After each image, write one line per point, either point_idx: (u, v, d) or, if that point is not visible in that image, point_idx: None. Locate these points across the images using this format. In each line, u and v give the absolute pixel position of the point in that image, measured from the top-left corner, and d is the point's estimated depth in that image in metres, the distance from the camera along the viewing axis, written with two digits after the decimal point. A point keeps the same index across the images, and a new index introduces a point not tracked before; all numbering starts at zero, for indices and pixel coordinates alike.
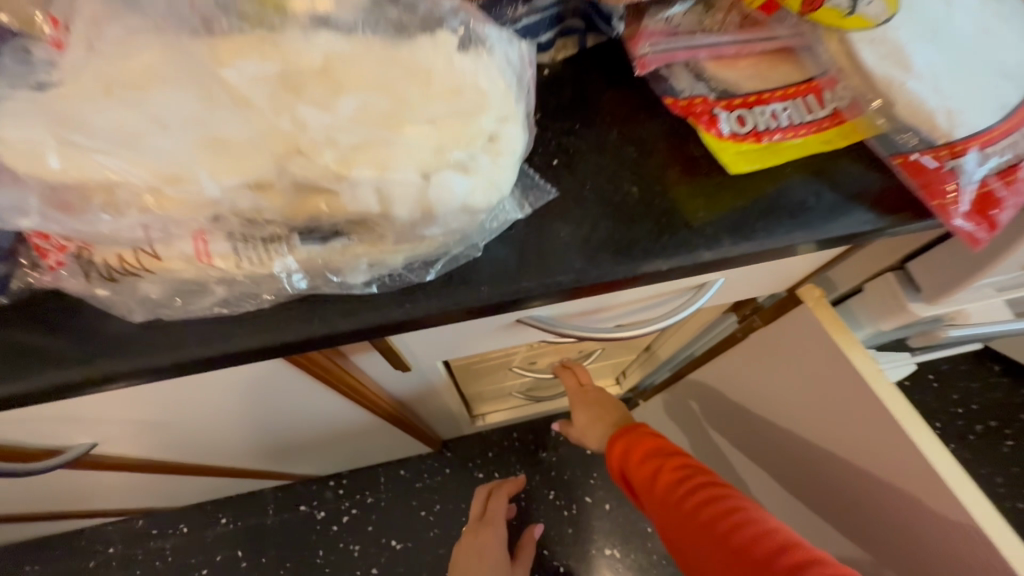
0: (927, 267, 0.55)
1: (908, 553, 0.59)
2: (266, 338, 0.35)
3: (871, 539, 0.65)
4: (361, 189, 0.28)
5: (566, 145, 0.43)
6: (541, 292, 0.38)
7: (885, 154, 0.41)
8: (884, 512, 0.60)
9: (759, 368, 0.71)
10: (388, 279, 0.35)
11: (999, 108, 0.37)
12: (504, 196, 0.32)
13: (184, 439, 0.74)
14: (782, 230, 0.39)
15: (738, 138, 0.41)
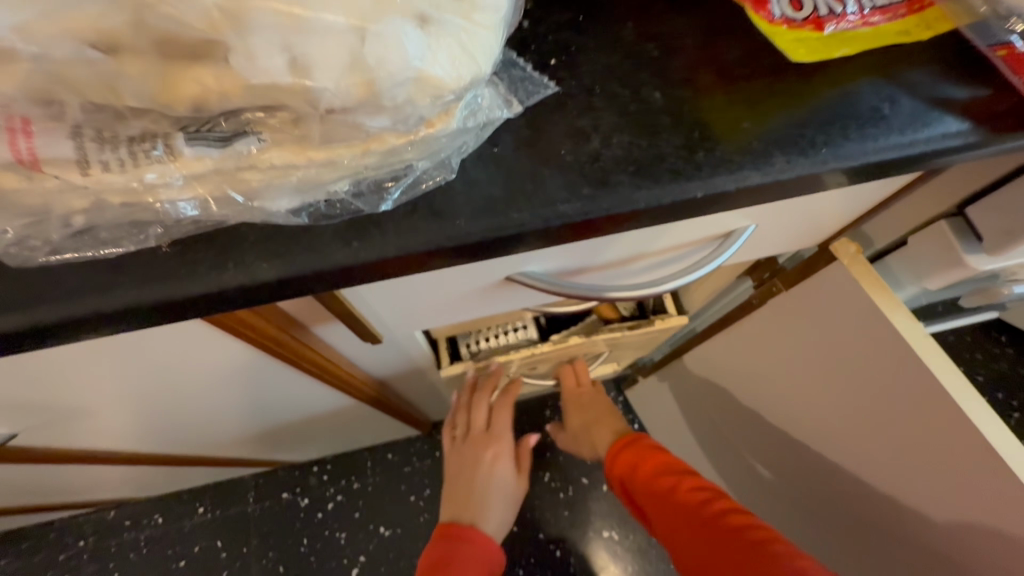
0: (988, 211, 0.46)
1: (934, 539, 0.53)
2: (153, 293, 0.25)
3: (892, 542, 0.59)
4: (260, 42, 0.18)
5: (567, 44, 0.34)
6: (545, 228, 0.28)
7: (983, 45, 0.32)
8: (911, 496, 0.54)
9: (783, 343, 0.64)
10: (325, 207, 0.26)
11: None
12: (483, 76, 0.22)
13: (136, 427, 0.64)
14: (855, 144, 0.30)
15: (793, 26, 0.32)
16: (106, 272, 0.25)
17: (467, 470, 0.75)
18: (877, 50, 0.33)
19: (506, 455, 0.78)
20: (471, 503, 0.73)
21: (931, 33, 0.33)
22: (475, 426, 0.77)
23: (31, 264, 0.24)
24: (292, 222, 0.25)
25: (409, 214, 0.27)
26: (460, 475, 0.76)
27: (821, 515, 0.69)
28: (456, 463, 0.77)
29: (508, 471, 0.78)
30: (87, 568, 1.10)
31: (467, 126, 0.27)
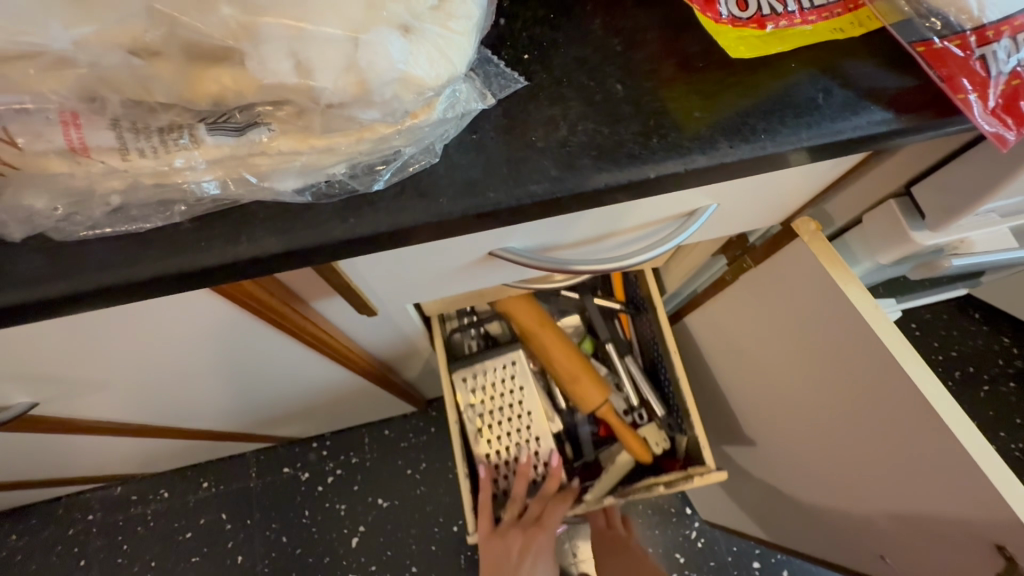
0: (929, 190, 0.51)
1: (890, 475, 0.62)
2: (177, 262, 0.29)
3: (866, 489, 0.66)
4: (271, 49, 0.22)
5: (539, 41, 0.37)
6: (519, 208, 0.32)
7: (906, 41, 0.35)
8: (873, 441, 0.61)
9: (759, 310, 0.71)
10: (326, 187, 0.30)
11: None
12: (460, 75, 0.26)
13: (147, 401, 0.69)
14: (790, 130, 0.34)
15: (739, 24, 0.36)
16: (136, 246, 0.29)
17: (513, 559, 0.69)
18: (818, 45, 0.37)
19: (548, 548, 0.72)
20: None
21: (863, 29, 0.37)
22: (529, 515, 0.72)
23: (72, 238, 0.28)
24: (297, 201, 0.29)
25: (399, 194, 0.31)
26: (503, 565, 0.69)
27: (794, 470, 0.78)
28: (496, 548, 0.70)
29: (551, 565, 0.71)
30: (97, 541, 1.16)
31: (447, 117, 0.31)
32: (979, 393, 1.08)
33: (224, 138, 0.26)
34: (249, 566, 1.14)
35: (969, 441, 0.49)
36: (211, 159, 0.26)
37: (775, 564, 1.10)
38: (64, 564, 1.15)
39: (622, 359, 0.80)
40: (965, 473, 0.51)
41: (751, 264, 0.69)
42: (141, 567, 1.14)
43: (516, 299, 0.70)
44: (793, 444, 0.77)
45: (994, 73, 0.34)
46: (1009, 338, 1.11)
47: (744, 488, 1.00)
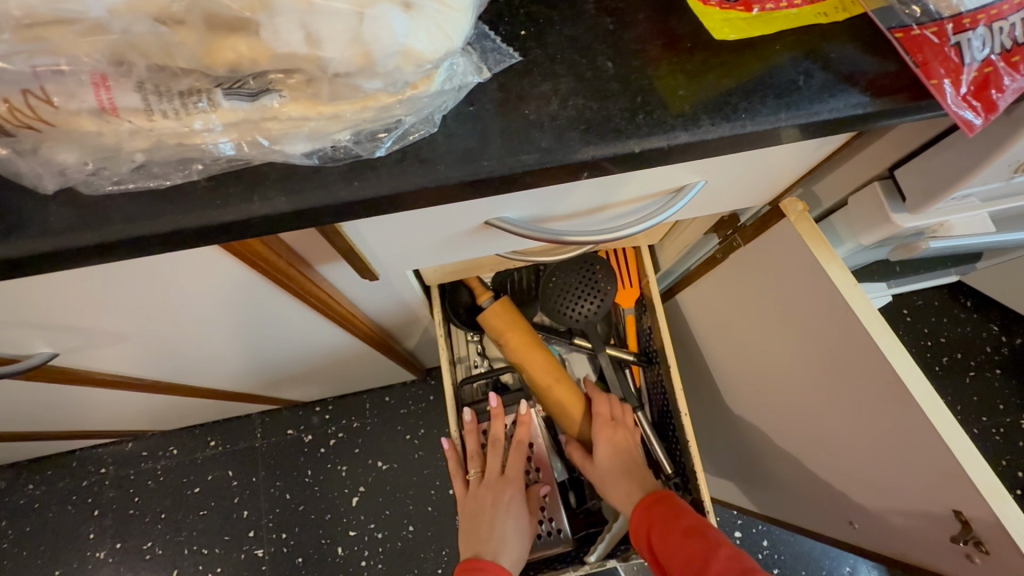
0: (911, 173, 0.53)
1: (861, 447, 0.65)
2: (195, 217, 0.31)
3: (839, 453, 0.70)
4: (283, 21, 0.24)
5: (536, 17, 0.39)
6: (511, 178, 0.35)
7: (885, 27, 0.37)
8: (848, 413, 0.65)
9: (746, 287, 0.74)
10: (333, 151, 0.32)
11: None
12: (456, 49, 0.28)
13: (161, 357, 0.73)
14: (770, 111, 0.36)
15: (726, 6, 0.38)
16: (157, 201, 0.31)
17: (486, 510, 0.78)
18: (801, 29, 0.39)
19: (520, 499, 0.79)
20: (490, 540, 0.75)
21: (846, 15, 0.39)
22: (489, 470, 0.81)
23: (102, 192, 0.31)
24: (305, 163, 0.32)
25: (399, 160, 0.33)
26: (478, 516, 0.78)
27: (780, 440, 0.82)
28: (473, 504, 0.79)
29: (523, 518, 0.78)
30: (110, 492, 1.22)
31: (445, 89, 0.33)
32: (964, 378, 1.11)
33: (236, 104, 0.28)
34: (254, 520, 1.20)
35: (935, 414, 0.53)
36: (227, 123, 0.29)
37: (756, 533, 1.16)
38: (78, 514, 1.21)
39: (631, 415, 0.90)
40: (929, 443, 0.54)
41: (740, 244, 0.72)
42: (152, 518, 1.20)
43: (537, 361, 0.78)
44: (772, 418, 0.81)
45: (967, 60, 0.35)
46: (999, 326, 1.13)
47: (728, 459, 1.05)
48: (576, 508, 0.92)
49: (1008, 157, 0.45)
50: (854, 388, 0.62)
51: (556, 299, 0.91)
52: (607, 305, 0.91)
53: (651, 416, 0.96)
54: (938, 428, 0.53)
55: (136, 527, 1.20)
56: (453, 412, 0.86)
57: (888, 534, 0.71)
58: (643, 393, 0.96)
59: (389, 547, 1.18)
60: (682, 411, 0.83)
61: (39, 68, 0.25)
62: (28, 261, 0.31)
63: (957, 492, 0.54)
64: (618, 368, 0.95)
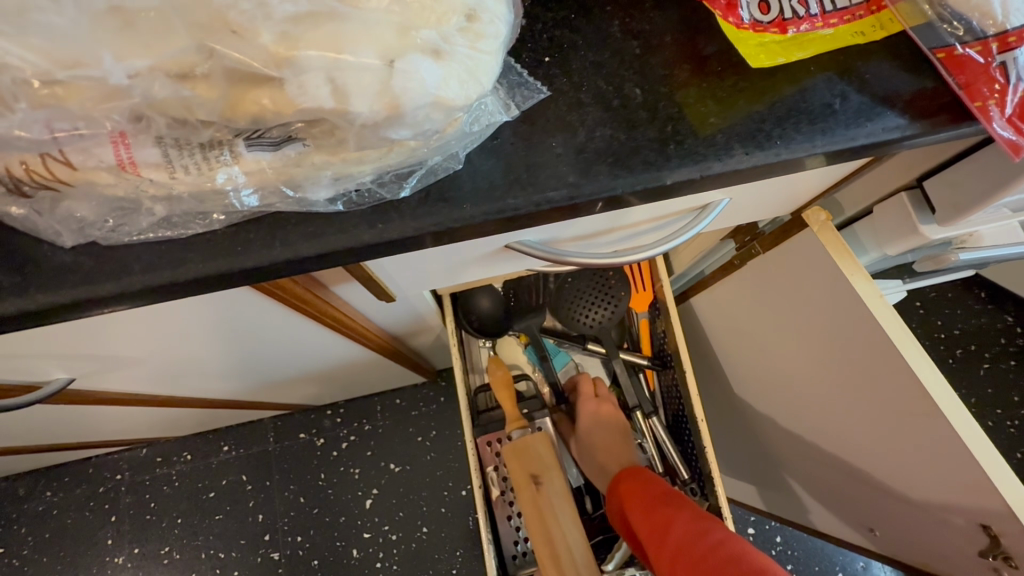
0: (941, 185, 0.51)
1: (885, 457, 0.64)
2: (218, 264, 0.31)
3: (860, 461, 0.69)
4: (309, 76, 0.23)
5: (558, 41, 0.38)
6: (536, 212, 0.34)
7: (926, 47, 0.36)
8: (872, 424, 0.63)
9: (764, 295, 0.72)
10: (355, 196, 0.31)
11: None
12: (485, 92, 0.27)
13: (175, 375, 0.72)
14: (805, 137, 0.35)
15: (759, 28, 0.36)
16: (178, 249, 0.31)
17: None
18: (837, 50, 0.37)
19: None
20: None
21: (884, 33, 0.37)
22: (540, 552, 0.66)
23: (119, 243, 0.30)
24: (328, 209, 0.31)
25: (423, 200, 0.33)
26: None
27: (800, 446, 0.81)
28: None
29: None
30: (125, 498, 1.22)
31: (471, 130, 0.32)
32: (978, 371, 1.09)
33: (256, 157, 0.27)
34: (269, 523, 1.21)
35: (966, 432, 0.52)
36: (249, 176, 0.28)
37: (769, 530, 1.15)
38: (96, 520, 1.22)
39: (646, 420, 0.89)
40: (957, 458, 0.54)
41: (758, 252, 0.70)
42: (168, 523, 1.21)
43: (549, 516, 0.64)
44: (791, 424, 0.80)
45: (1013, 79, 0.34)
46: (1014, 317, 1.11)
47: (742, 459, 1.04)
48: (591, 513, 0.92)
49: None
50: (879, 402, 0.60)
51: (569, 305, 0.90)
52: (620, 311, 0.90)
53: (666, 420, 0.95)
54: (969, 445, 0.52)
55: (153, 532, 1.21)
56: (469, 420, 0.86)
57: (910, 541, 0.71)
58: (657, 398, 0.95)
59: (404, 548, 1.19)
60: (699, 418, 0.81)
61: (59, 134, 0.25)
62: (46, 313, 0.30)
63: (988, 509, 0.53)
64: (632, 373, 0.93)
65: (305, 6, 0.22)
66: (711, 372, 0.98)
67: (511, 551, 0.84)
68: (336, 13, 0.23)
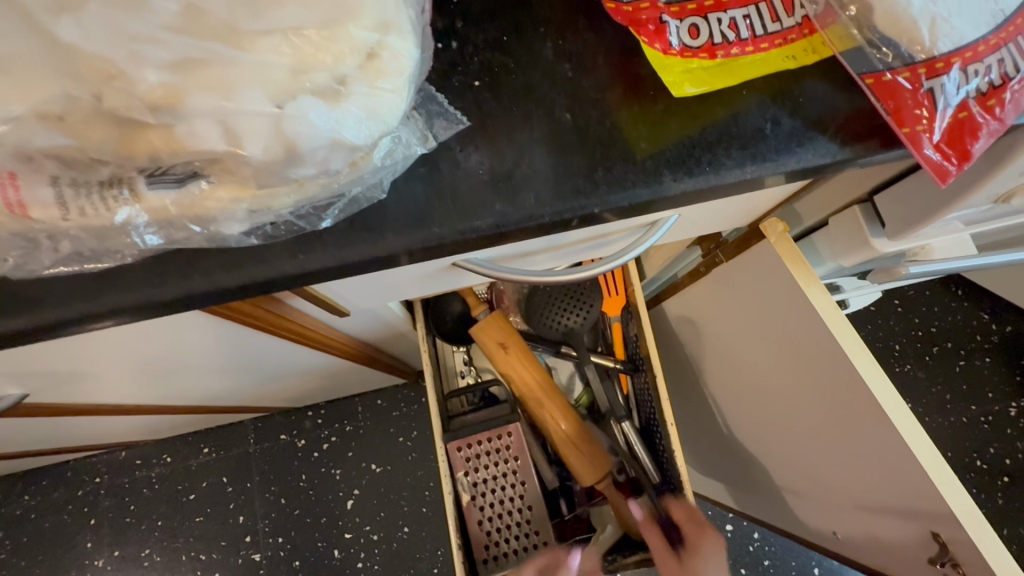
0: (890, 201, 0.51)
1: (837, 461, 0.65)
2: (140, 294, 0.31)
3: (816, 463, 0.70)
4: (198, 121, 0.23)
5: (490, 64, 0.37)
6: (463, 241, 0.33)
7: (856, 73, 0.36)
8: (827, 430, 0.64)
9: (728, 304, 0.72)
10: (271, 230, 0.31)
11: (993, 17, 0.32)
12: (392, 127, 0.27)
13: (140, 386, 0.70)
14: (733, 165, 0.35)
15: (688, 54, 0.36)
16: (96, 282, 0.31)
17: None
18: (768, 75, 0.36)
19: None
20: None
21: (816, 57, 0.37)
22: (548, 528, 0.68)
23: (35, 276, 0.30)
24: (244, 243, 0.31)
25: (347, 229, 0.32)
26: None
27: (763, 450, 0.82)
28: None
29: None
30: (105, 501, 1.20)
31: (384, 164, 0.31)
32: (954, 368, 1.10)
33: (157, 195, 0.27)
34: (250, 525, 1.19)
35: (912, 438, 0.52)
36: (154, 214, 0.27)
37: (745, 526, 1.16)
38: (76, 523, 1.20)
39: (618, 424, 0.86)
40: (903, 465, 0.54)
41: (721, 260, 0.70)
42: (149, 525, 1.19)
43: (548, 395, 0.81)
44: (753, 427, 0.81)
45: (941, 105, 0.33)
46: (990, 315, 1.12)
47: (714, 461, 1.05)
48: (565, 515, 0.87)
49: (1000, 179, 0.42)
50: (832, 408, 0.61)
51: (542, 312, 0.90)
52: (593, 317, 0.89)
53: (639, 424, 0.92)
54: (915, 452, 0.52)
55: (133, 534, 1.19)
56: (439, 425, 0.81)
57: (873, 548, 0.71)
58: (631, 401, 0.92)
59: (386, 548, 1.17)
60: (669, 422, 0.79)
61: None
62: None
63: (936, 518, 0.54)
64: (605, 377, 0.89)
65: (182, 51, 0.22)
66: (681, 374, 0.99)
67: (481, 556, 0.78)
68: (223, 56, 0.22)
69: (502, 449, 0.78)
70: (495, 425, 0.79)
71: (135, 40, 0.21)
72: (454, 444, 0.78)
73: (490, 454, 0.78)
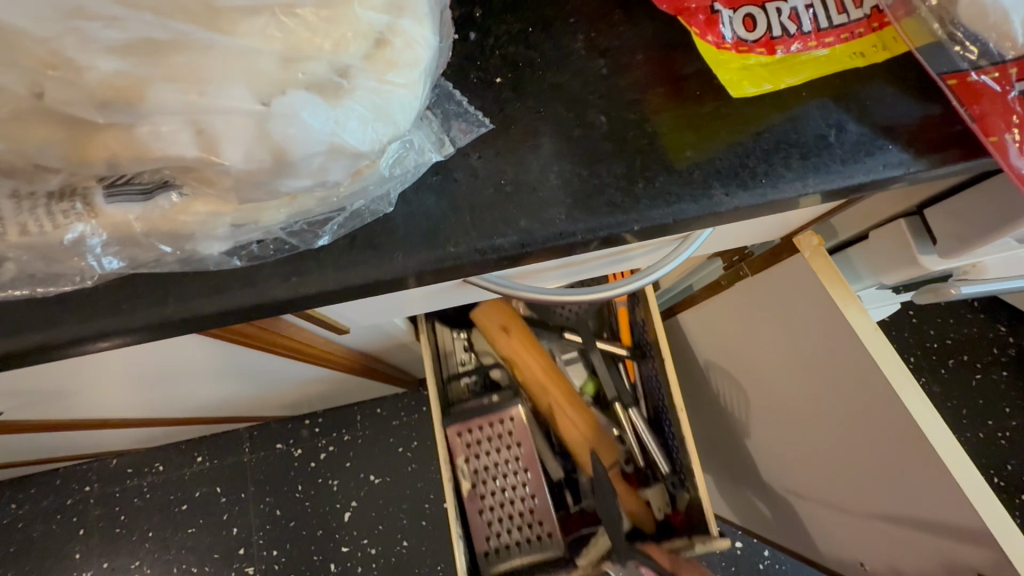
0: (944, 216, 0.47)
1: (868, 498, 0.60)
2: (105, 322, 0.26)
3: (842, 498, 0.65)
4: (162, 121, 0.18)
5: (513, 59, 0.33)
6: (481, 262, 0.29)
7: (936, 73, 0.31)
8: (857, 462, 0.59)
9: (748, 323, 0.68)
10: (259, 249, 0.27)
11: None
12: (403, 131, 0.22)
13: (124, 400, 0.66)
14: (794, 177, 0.30)
15: (743, 48, 0.31)
16: (54, 307, 0.26)
17: None
18: (831, 75, 0.32)
19: None
20: None
21: (886, 55, 0.32)
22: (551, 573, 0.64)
23: None
24: (225, 264, 0.26)
25: (347, 248, 0.28)
26: None
27: (778, 479, 0.77)
28: None
29: None
30: (95, 510, 1.13)
31: (390, 175, 0.26)
32: (970, 382, 1.05)
33: (119, 211, 0.22)
34: (244, 537, 1.13)
35: (967, 479, 0.47)
36: (117, 234, 0.23)
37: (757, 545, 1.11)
38: (64, 532, 1.13)
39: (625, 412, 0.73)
40: (950, 509, 0.49)
41: (745, 274, 0.64)
42: (138, 538, 1.12)
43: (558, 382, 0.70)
44: (767, 454, 0.77)
45: None
46: (1007, 327, 1.07)
47: (722, 483, 0.99)
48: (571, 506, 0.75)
49: None
50: (866, 440, 0.56)
51: None
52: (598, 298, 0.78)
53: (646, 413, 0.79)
54: (971, 498, 0.46)
55: (123, 545, 1.12)
56: (434, 409, 0.69)
57: None
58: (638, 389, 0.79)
59: (384, 563, 1.11)
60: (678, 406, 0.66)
61: None
62: None
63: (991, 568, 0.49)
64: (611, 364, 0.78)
65: (140, 31, 0.17)
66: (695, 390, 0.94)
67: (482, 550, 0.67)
68: (195, 38, 0.18)
69: (505, 434, 0.67)
70: (497, 408, 0.68)
71: (79, 16, 0.17)
72: (454, 429, 0.66)
73: (491, 441, 0.67)
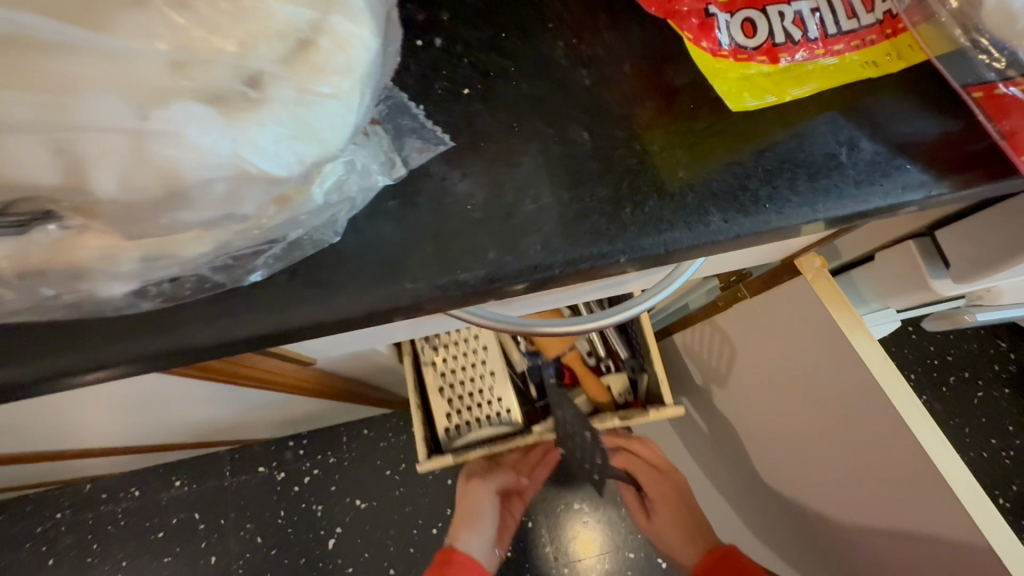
0: (957, 239, 0.43)
1: (886, 557, 0.51)
2: (7, 373, 0.23)
3: (855, 555, 0.56)
4: (18, 139, 0.15)
5: (484, 69, 0.29)
6: (443, 299, 0.25)
7: (958, 84, 0.27)
8: (870, 514, 0.50)
9: (744, 349, 0.59)
10: (177, 288, 0.23)
11: None
12: (336, 151, 0.20)
13: (78, 439, 0.59)
14: (801, 202, 0.26)
15: (742, 56, 0.28)
16: None
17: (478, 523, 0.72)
18: (840, 86, 0.29)
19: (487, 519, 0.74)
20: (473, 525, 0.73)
21: (904, 63, 0.29)
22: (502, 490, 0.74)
23: None
24: (133, 304, 0.22)
25: (286, 284, 0.24)
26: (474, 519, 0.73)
27: (784, 528, 0.68)
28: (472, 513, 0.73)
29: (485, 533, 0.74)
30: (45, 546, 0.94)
31: (330, 202, 0.22)
32: (971, 401, 0.90)
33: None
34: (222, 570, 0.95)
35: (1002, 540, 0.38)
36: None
37: None
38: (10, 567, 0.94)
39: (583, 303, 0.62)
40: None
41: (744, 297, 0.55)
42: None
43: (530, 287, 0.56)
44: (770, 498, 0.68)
45: None
46: None
47: None
48: (535, 401, 0.67)
49: None
50: (879, 488, 0.48)
51: None
52: None
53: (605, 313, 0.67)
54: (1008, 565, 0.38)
55: None
56: None
57: None
58: None
59: None
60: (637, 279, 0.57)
61: None
62: None
63: None
64: None
65: None
66: None
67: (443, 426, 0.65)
68: (59, 39, 0.15)
69: None
70: None
71: None
72: None
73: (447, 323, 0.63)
